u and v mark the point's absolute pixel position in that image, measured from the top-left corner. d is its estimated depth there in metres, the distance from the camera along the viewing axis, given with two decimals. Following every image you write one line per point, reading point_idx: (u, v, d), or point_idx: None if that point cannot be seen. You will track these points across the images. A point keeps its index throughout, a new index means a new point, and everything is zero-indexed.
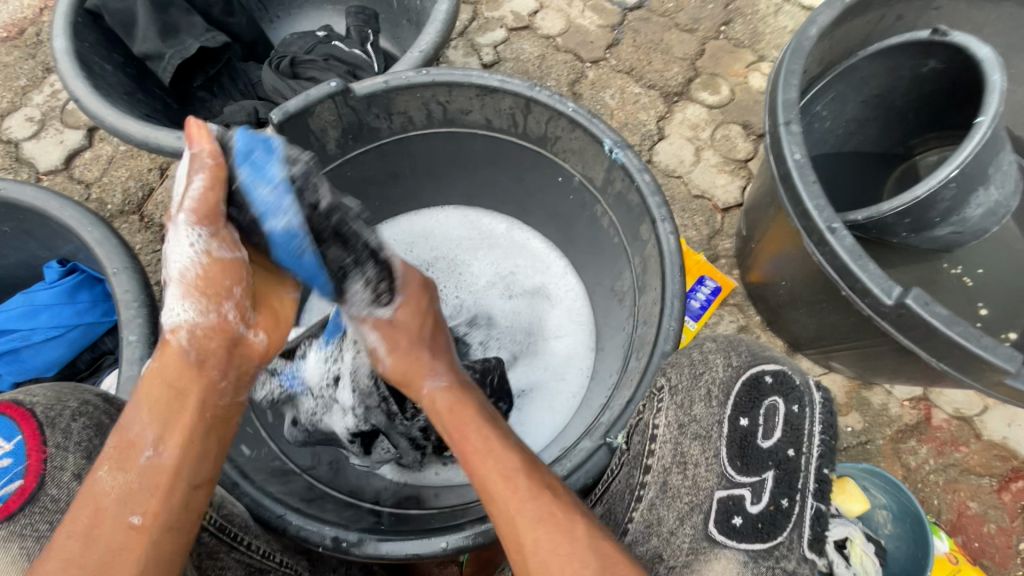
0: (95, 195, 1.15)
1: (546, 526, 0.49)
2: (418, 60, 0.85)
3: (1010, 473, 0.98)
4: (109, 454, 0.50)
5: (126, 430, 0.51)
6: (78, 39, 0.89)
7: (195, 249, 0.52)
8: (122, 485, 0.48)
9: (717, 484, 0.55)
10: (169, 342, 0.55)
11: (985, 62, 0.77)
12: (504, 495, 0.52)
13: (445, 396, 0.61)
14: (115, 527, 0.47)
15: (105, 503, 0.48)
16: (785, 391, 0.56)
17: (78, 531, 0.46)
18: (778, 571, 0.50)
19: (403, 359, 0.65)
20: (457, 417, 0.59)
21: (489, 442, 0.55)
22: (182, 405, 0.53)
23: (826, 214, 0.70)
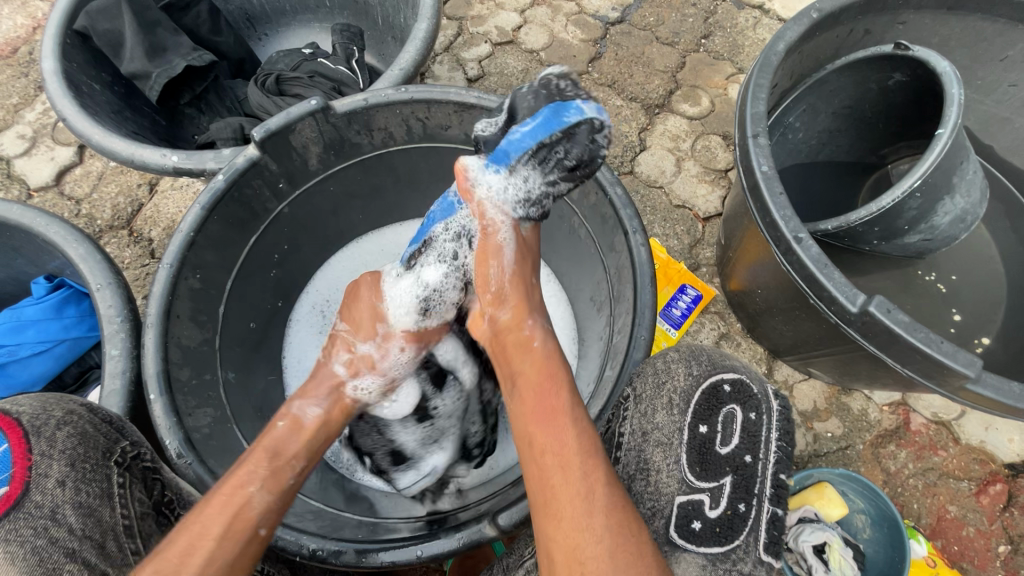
0: (85, 211, 1.17)
1: (617, 516, 0.48)
2: (398, 77, 0.86)
3: (988, 476, 0.99)
4: (264, 473, 0.54)
5: (280, 455, 0.56)
6: (67, 60, 0.91)
7: (405, 357, 0.71)
8: (265, 501, 0.52)
9: (678, 489, 0.56)
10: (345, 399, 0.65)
11: (944, 75, 0.78)
12: (584, 468, 0.50)
13: (545, 345, 0.60)
14: (249, 536, 0.51)
15: (249, 506, 0.51)
16: (742, 399, 0.59)
17: (215, 533, 0.49)
18: (733, 572, 0.53)
19: (518, 290, 0.64)
20: (545, 374, 0.57)
21: (577, 414, 0.54)
22: (322, 440, 0.61)
23: (793, 224, 0.72)
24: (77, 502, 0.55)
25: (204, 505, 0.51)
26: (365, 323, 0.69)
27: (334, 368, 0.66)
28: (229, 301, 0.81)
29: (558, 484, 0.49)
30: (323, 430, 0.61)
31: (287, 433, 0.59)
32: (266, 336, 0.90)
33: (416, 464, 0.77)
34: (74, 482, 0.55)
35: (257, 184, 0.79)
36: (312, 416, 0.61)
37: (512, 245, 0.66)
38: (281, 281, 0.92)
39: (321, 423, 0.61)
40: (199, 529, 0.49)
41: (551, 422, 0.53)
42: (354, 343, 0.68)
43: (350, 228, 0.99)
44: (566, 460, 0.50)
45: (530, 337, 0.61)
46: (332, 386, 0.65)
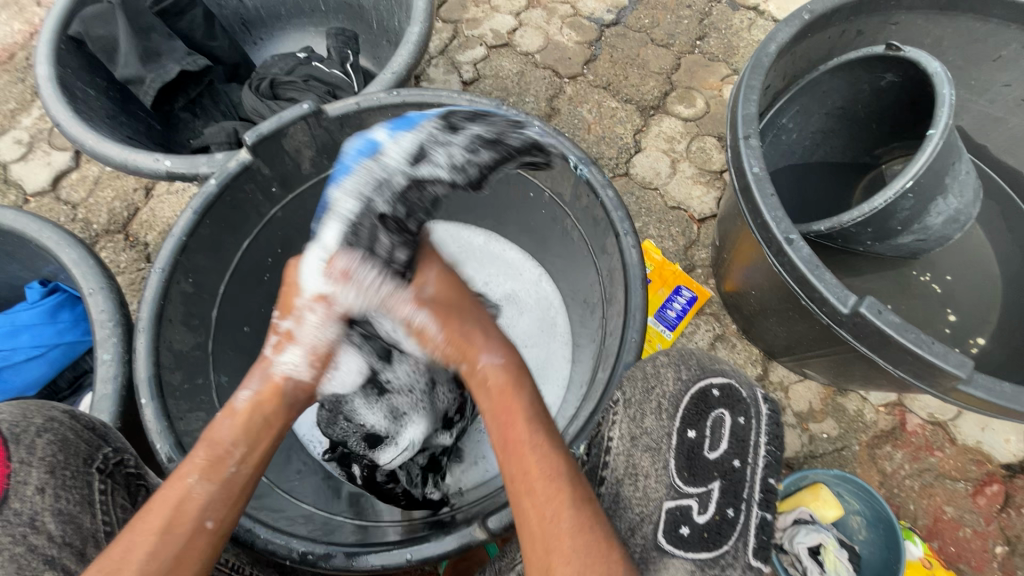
0: (81, 216, 1.17)
1: (582, 539, 0.49)
2: (391, 81, 0.87)
3: (984, 477, 0.99)
4: (201, 463, 0.56)
5: (214, 447, 0.57)
6: (60, 65, 0.91)
7: (321, 326, 0.68)
8: (205, 495, 0.54)
9: (666, 495, 0.56)
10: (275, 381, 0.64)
11: (935, 76, 0.78)
12: (546, 492, 0.52)
13: (499, 377, 0.62)
14: (191, 530, 0.52)
15: (187, 501, 0.53)
16: (731, 403, 0.58)
17: (156, 527, 0.51)
18: None
19: (458, 338, 0.66)
20: (505, 405, 0.59)
21: (536, 438, 0.56)
22: (266, 431, 0.61)
23: (783, 225, 0.72)
24: (57, 509, 0.54)
25: (148, 506, 0.53)
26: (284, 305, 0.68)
27: (262, 356, 0.66)
28: (221, 305, 0.81)
29: (526, 510, 0.52)
30: (255, 414, 0.61)
31: (222, 420, 0.60)
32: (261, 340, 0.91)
33: (393, 440, 0.78)
34: (54, 489, 0.55)
35: (250, 188, 0.79)
36: (242, 401, 0.62)
37: (426, 315, 0.68)
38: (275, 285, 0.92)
39: (254, 407, 0.61)
40: (142, 532, 0.51)
41: (513, 453, 0.55)
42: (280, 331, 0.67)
43: None
44: (531, 486, 0.53)
45: (485, 375, 0.63)
46: (260, 368, 0.65)
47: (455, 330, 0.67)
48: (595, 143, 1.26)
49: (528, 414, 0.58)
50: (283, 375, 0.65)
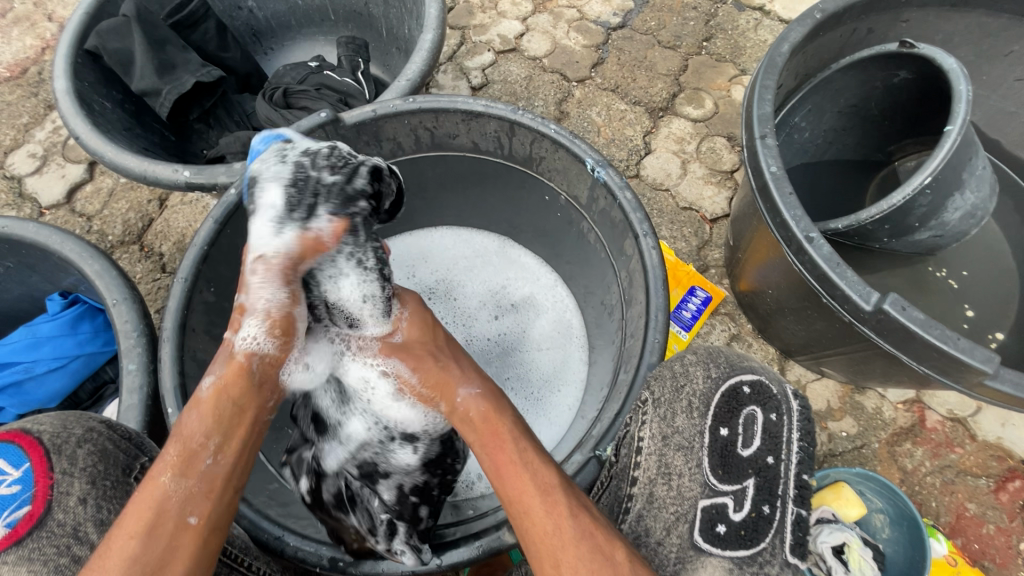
0: (96, 227, 1.18)
1: (586, 547, 0.49)
2: (405, 88, 0.87)
3: (1006, 472, 0.99)
4: (174, 460, 0.52)
5: (186, 440, 0.53)
6: (78, 78, 0.92)
7: (276, 295, 0.60)
8: (185, 490, 0.51)
9: (700, 493, 0.57)
10: (237, 362, 0.58)
11: (950, 72, 0.78)
12: (546, 507, 0.51)
13: (479, 401, 0.61)
14: (173, 527, 0.49)
15: (168, 501, 0.50)
16: (762, 400, 0.59)
17: (138, 531, 0.49)
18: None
19: (436, 373, 0.65)
20: (488, 428, 0.58)
21: (528, 458, 0.55)
22: (240, 418, 0.57)
23: (804, 224, 0.72)
24: (99, 519, 0.54)
25: (125, 513, 0.50)
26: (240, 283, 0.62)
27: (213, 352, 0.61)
28: None
29: (525, 526, 0.51)
30: (223, 402, 0.56)
31: (188, 413, 0.55)
32: None
33: (337, 436, 0.72)
34: (96, 499, 0.55)
35: None
36: (206, 390, 0.57)
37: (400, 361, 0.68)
38: None
39: (222, 395, 0.56)
40: (122, 542, 0.48)
41: (501, 475, 0.54)
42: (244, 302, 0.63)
43: None
44: (526, 502, 0.52)
45: (466, 408, 0.61)
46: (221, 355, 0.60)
47: (431, 367, 0.65)
48: (606, 146, 1.26)
49: (515, 437, 0.57)
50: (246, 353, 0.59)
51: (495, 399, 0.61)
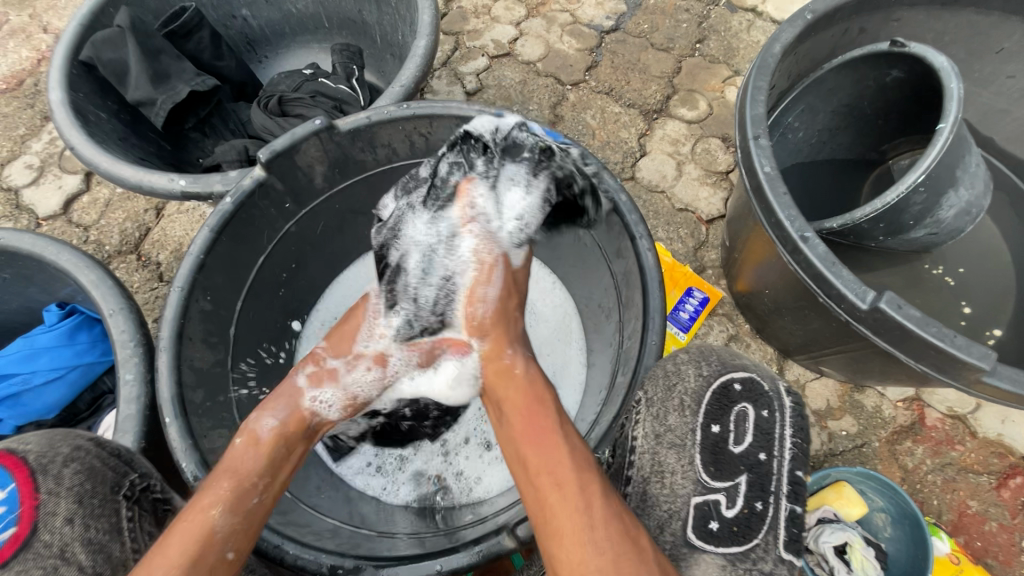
0: (93, 238, 1.18)
1: (615, 527, 0.49)
2: (399, 94, 0.87)
3: (1007, 469, 0.98)
4: (226, 495, 0.56)
5: (240, 479, 0.58)
6: (73, 90, 0.92)
7: (365, 373, 0.73)
8: (231, 525, 0.55)
9: (693, 490, 0.57)
10: (301, 414, 0.67)
11: (942, 70, 0.78)
12: (579, 482, 0.51)
13: (528, 370, 0.64)
14: (213, 555, 0.52)
15: (215, 532, 0.53)
16: (754, 397, 0.59)
17: (181, 560, 0.51)
18: (756, 572, 0.53)
19: (496, 329, 0.70)
20: (530, 397, 0.60)
21: (564, 432, 0.56)
22: (284, 464, 0.63)
23: (798, 224, 0.72)
24: (86, 538, 0.54)
25: (168, 535, 0.53)
26: (340, 344, 0.73)
27: (296, 381, 0.69)
28: (239, 321, 0.81)
29: (553, 501, 0.51)
30: (280, 448, 0.63)
31: (244, 449, 0.61)
32: (278, 355, 0.92)
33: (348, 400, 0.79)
34: (83, 519, 0.55)
35: (264, 205, 0.80)
36: (267, 430, 0.63)
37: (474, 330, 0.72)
38: (290, 300, 0.93)
39: (279, 438, 0.63)
40: (166, 560, 0.51)
41: (539, 441, 0.55)
42: (361, 330, 0.74)
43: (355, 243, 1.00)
44: (562, 479, 0.52)
45: (510, 365, 0.65)
46: (292, 397, 0.67)
47: (499, 332, 0.70)
48: (601, 149, 1.26)
49: (555, 411, 0.59)
50: (307, 414, 0.67)
51: (541, 376, 0.64)
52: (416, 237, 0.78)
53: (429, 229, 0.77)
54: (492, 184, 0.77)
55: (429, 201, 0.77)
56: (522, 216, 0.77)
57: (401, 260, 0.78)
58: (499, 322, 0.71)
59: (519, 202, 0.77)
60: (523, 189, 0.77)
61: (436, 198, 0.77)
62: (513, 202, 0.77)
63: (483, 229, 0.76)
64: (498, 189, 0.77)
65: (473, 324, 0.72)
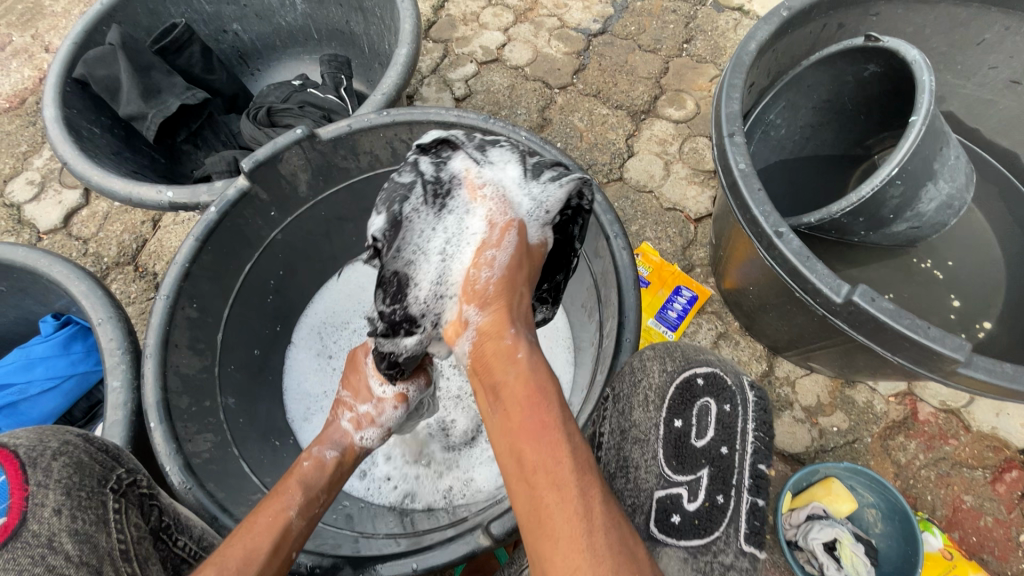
0: (92, 250, 1.20)
1: (616, 534, 0.45)
2: (381, 102, 0.89)
3: (1003, 463, 0.97)
4: (301, 502, 0.60)
5: (309, 490, 0.62)
6: (66, 106, 0.95)
7: (396, 409, 0.74)
8: (300, 530, 0.59)
9: (656, 484, 0.59)
10: (351, 449, 0.70)
11: (915, 63, 0.79)
12: (580, 485, 0.46)
13: (530, 356, 0.56)
14: (282, 552, 0.56)
15: (290, 531, 0.57)
16: (716, 391, 0.62)
17: (266, 549, 0.55)
18: (716, 564, 0.54)
19: (502, 303, 0.61)
20: (532, 387, 0.53)
21: (568, 429, 0.50)
22: (336, 481, 0.66)
23: (773, 219, 0.72)
24: (73, 529, 0.54)
25: (251, 524, 0.57)
26: (361, 389, 0.74)
27: (341, 425, 0.72)
28: (227, 327, 0.83)
29: (551, 504, 0.46)
30: (339, 473, 0.67)
31: (313, 470, 0.65)
32: (268, 361, 0.94)
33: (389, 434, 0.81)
34: (70, 510, 0.55)
35: (249, 214, 0.82)
36: (330, 458, 0.67)
37: (474, 309, 0.62)
38: (279, 307, 0.95)
39: (339, 467, 0.68)
40: (250, 545, 0.54)
41: (543, 437, 0.49)
42: (372, 374, 0.73)
43: (344, 249, 1.02)
44: (560, 478, 0.47)
45: (512, 348, 0.57)
46: (342, 437, 0.71)
47: (504, 308, 0.60)
48: (588, 151, 1.27)
49: (558, 403, 0.53)
50: (359, 449, 0.71)
51: (544, 365, 0.56)
52: (423, 243, 0.67)
53: (439, 228, 0.67)
54: (481, 162, 0.69)
55: (433, 200, 0.68)
56: (544, 201, 0.68)
57: (406, 270, 0.68)
58: (504, 292, 0.62)
59: (535, 186, 0.68)
60: (525, 175, 0.68)
61: (438, 192, 0.68)
62: (510, 180, 0.68)
63: (497, 197, 0.66)
64: (489, 165, 0.69)
65: (472, 291, 0.63)
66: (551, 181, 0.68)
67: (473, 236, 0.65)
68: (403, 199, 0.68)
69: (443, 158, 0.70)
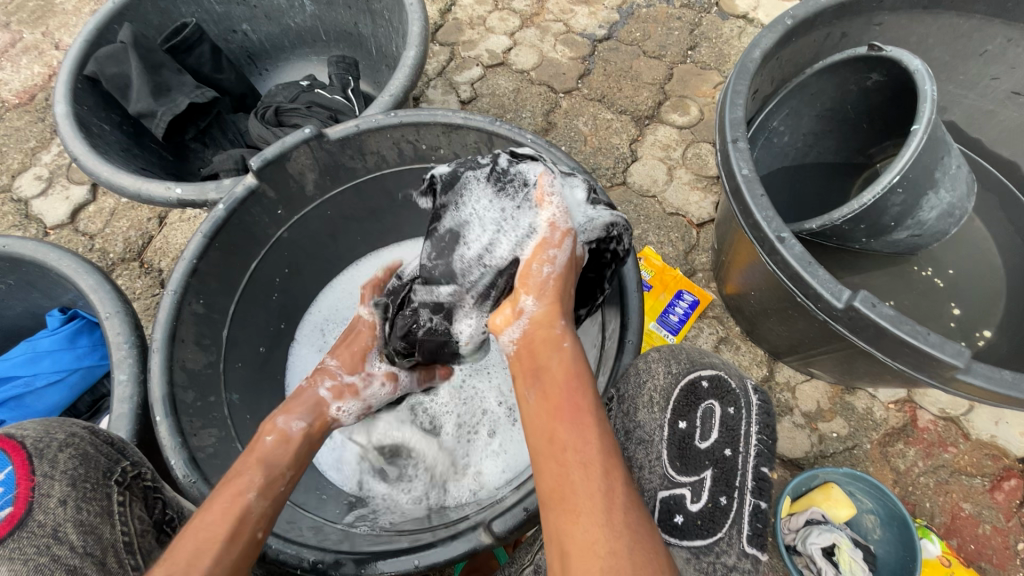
0: (98, 246, 1.21)
1: (634, 515, 0.46)
2: (389, 103, 0.90)
3: (1001, 472, 0.98)
4: (260, 482, 0.59)
5: (270, 468, 0.60)
6: (77, 102, 0.96)
7: (384, 386, 0.77)
8: (263, 509, 0.57)
9: (660, 485, 0.60)
10: (327, 422, 0.70)
11: (917, 73, 0.79)
12: (605, 465, 0.49)
13: (575, 349, 0.58)
14: (250, 534, 0.55)
15: (249, 514, 0.56)
16: (720, 394, 0.62)
17: (222, 535, 0.53)
18: (718, 565, 0.55)
19: (552, 296, 0.62)
20: (572, 374, 0.55)
21: (600, 416, 0.52)
22: (304, 456, 0.65)
23: (775, 224, 0.73)
24: (80, 519, 0.54)
25: (205, 512, 0.55)
26: (352, 361, 0.74)
27: (318, 392, 0.70)
28: (232, 324, 0.84)
29: (578, 480, 0.48)
30: (306, 444, 0.65)
31: (275, 446, 0.63)
32: (272, 358, 0.95)
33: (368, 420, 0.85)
34: (76, 501, 0.55)
35: (256, 212, 0.83)
36: (297, 430, 0.65)
37: (527, 299, 0.62)
38: (284, 305, 0.96)
39: (307, 437, 0.66)
40: (203, 536, 0.53)
41: (575, 418, 0.52)
42: (371, 348, 0.76)
43: (350, 249, 1.03)
44: (588, 457, 0.49)
45: (560, 337, 0.59)
46: (317, 405, 0.69)
47: (553, 301, 0.61)
48: (592, 155, 1.28)
49: (593, 394, 0.55)
50: (333, 419, 0.70)
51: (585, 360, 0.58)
52: (477, 209, 0.70)
53: (494, 203, 0.69)
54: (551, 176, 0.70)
55: (496, 181, 0.70)
56: (591, 224, 0.68)
57: (456, 227, 0.71)
58: (560, 291, 0.63)
59: (591, 208, 0.69)
60: (588, 199, 0.69)
61: (502, 178, 0.70)
62: (573, 199, 0.69)
63: (561, 206, 0.66)
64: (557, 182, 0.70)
65: (529, 282, 0.63)
66: (602, 211, 0.69)
67: (535, 234, 0.66)
68: (472, 167, 0.72)
69: (520, 159, 0.71)
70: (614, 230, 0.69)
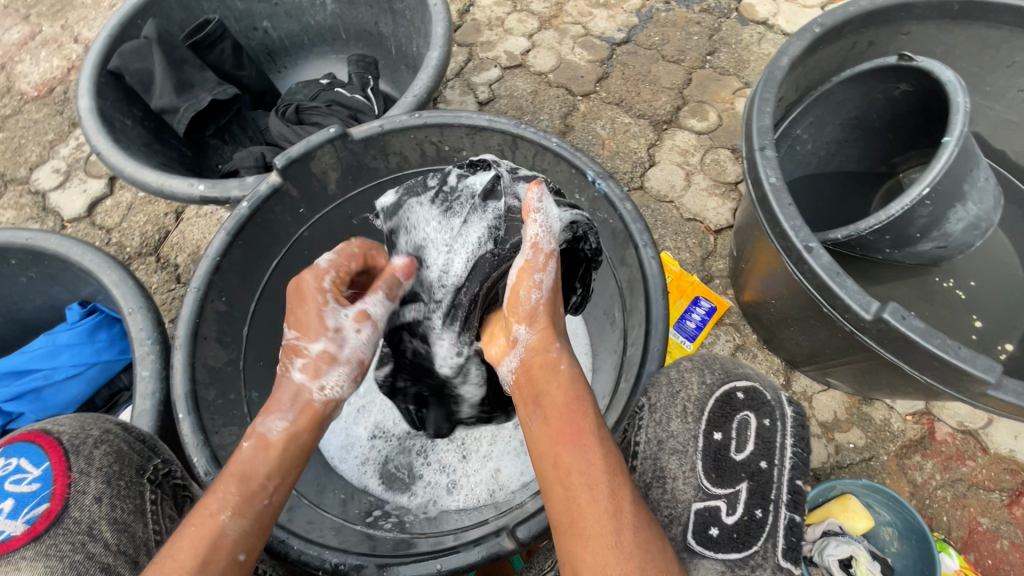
0: (115, 240, 1.22)
1: (644, 534, 0.48)
2: (414, 103, 0.89)
3: (1021, 487, 0.97)
4: (235, 500, 0.55)
5: (248, 479, 0.56)
6: (100, 98, 0.96)
7: (360, 332, 0.63)
8: (239, 529, 0.54)
9: (694, 496, 0.59)
10: (313, 405, 0.61)
11: (948, 84, 0.79)
12: (611, 485, 0.49)
13: (572, 369, 0.59)
14: (226, 560, 0.52)
15: (224, 537, 0.53)
16: (756, 406, 0.62)
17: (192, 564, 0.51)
18: None
19: (544, 320, 0.61)
20: (571, 395, 0.56)
21: (601, 435, 0.53)
22: (301, 458, 0.60)
23: (803, 234, 0.73)
24: (113, 517, 0.56)
25: (178, 539, 0.53)
26: (306, 322, 0.61)
27: (292, 378, 0.61)
28: (252, 322, 0.83)
29: (583, 505, 0.49)
30: (292, 444, 0.58)
31: (255, 453, 0.57)
32: None
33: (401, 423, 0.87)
34: (110, 498, 0.57)
35: (278, 209, 0.83)
36: (278, 432, 0.58)
37: (518, 326, 0.61)
38: None
39: (291, 438, 0.58)
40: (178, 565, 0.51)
41: (578, 441, 0.52)
42: (324, 300, 0.61)
43: None
44: (594, 478, 0.50)
45: (557, 359, 0.59)
46: (297, 395, 0.61)
47: (546, 325, 0.61)
48: (610, 159, 1.28)
49: (594, 412, 0.55)
50: (320, 401, 0.61)
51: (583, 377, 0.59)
52: (428, 232, 0.72)
53: (443, 224, 0.71)
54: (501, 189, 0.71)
55: (441, 203, 0.72)
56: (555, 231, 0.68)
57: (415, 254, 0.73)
58: (551, 313, 0.62)
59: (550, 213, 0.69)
60: None
61: (448, 197, 0.72)
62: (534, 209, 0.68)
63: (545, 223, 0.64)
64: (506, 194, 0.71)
65: (518, 309, 0.61)
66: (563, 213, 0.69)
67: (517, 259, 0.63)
68: (417, 193, 0.74)
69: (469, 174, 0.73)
70: (579, 228, 0.72)
